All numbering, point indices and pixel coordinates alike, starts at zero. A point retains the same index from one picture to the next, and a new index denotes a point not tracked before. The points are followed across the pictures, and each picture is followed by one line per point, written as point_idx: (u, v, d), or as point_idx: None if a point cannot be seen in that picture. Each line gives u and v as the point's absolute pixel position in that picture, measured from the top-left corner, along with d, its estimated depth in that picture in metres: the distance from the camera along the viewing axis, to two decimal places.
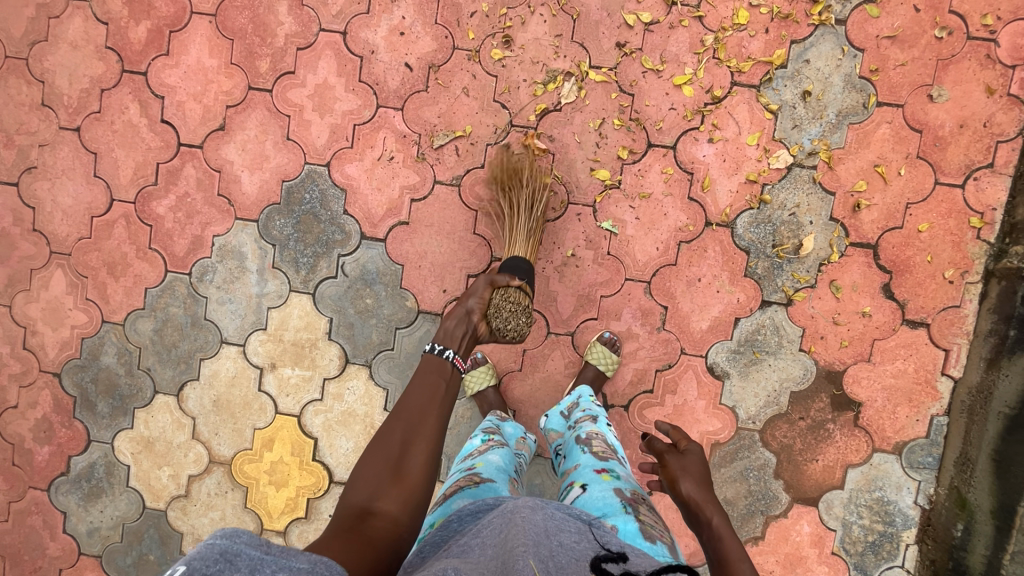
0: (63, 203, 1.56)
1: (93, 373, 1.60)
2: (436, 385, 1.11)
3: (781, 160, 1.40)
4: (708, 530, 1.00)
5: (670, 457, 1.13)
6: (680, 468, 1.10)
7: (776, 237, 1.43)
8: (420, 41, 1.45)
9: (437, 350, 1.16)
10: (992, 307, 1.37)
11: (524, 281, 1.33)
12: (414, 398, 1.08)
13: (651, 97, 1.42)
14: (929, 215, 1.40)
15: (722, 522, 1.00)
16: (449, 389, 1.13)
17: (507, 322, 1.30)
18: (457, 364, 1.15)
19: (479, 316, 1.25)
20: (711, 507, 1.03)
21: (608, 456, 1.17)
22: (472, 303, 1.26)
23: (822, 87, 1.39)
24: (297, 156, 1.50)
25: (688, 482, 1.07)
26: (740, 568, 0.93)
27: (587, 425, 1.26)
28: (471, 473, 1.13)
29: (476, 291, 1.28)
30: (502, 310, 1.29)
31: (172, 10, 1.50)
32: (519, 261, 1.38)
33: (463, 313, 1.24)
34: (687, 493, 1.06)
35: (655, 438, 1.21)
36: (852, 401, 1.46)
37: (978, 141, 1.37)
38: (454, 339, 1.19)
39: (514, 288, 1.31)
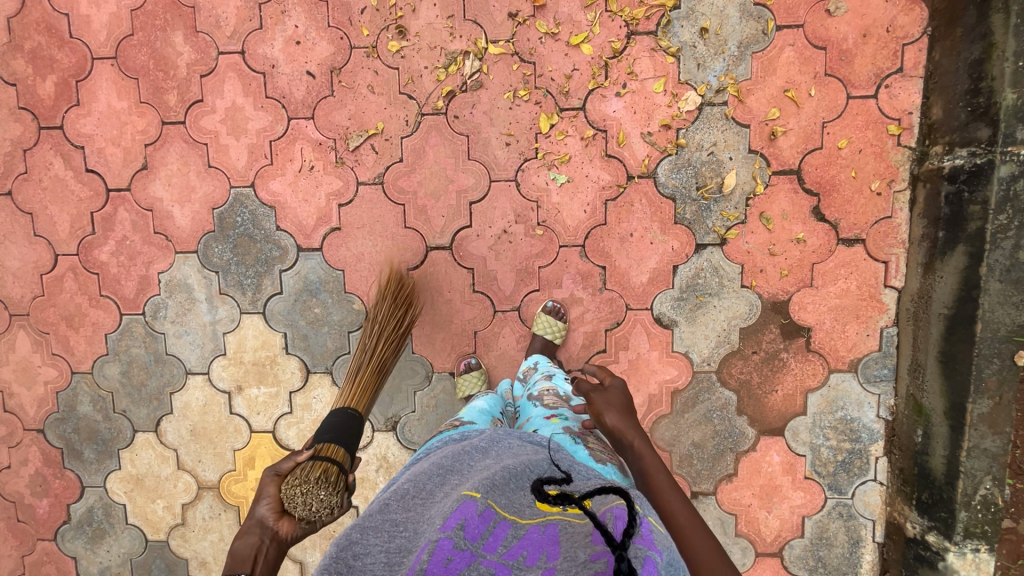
0: (12, 267, 1.61)
1: (74, 423, 1.66)
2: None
3: (690, 102, 1.39)
4: (632, 453, 1.02)
5: (594, 396, 1.10)
6: (604, 402, 1.09)
7: (699, 179, 1.43)
8: (317, 47, 1.46)
9: None
10: (922, 211, 1.36)
11: (317, 445, 1.13)
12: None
13: (551, 61, 1.42)
14: (846, 131, 1.39)
15: (642, 443, 1.02)
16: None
17: (309, 504, 1.05)
18: None
19: (273, 519, 1.05)
20: (632, 431, 1.04)
21: (557, 404, 1.19)
22: (261, 507, 1.06)
23: (718, 21, 1.37)
24: (222, 182, 1.52)
25: (612, 414, 1.07)
26: (656, 478, 0.97)
27: (540, 383, 1.28)
28: (455, 419, 1.19)
29: (261, 493, 1.07)
30: (296, 497, 1.05)
31: (74, 59, 1.51)
32: (337, 419, 1.20)
33: (253, 522, 1.05)
34: (611, 424, 1.06)
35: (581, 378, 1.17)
36: (801, 327, 1.47)
37: (884, 48, 1.35)
38: (244, 559, 1.01)
39: (305, 460, 1.10)
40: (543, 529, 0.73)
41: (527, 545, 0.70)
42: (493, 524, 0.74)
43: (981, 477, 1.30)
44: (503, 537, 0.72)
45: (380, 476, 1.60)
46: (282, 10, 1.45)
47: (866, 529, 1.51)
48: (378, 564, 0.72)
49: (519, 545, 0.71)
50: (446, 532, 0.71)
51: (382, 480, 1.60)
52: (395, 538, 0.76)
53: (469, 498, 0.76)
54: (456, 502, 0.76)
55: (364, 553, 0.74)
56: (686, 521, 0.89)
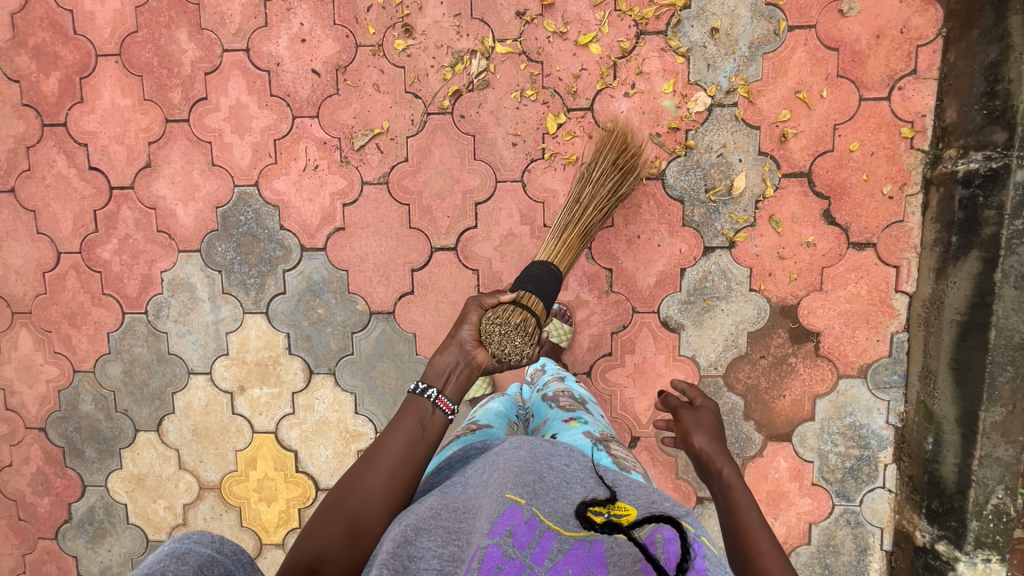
0: (14, 265, 1.60)
1: (75, 422, 1.65)
2: (409, 425, 0.97)
3: (700, 103, 1.37)
4: (718, 480, 1.03)
5: (684, 413, 1.19)
6: (694, 422, 1.16)
7: (708, 181, 1.41)
8: (322, 45, 1.44)
9: (420, 390, 1.00)
10: (934, 215, 1.34)
11: (518, 294, 1.15)
12: (385, 444, 0.94)
13: (559, 60, 1.40)
14: (858, 133, 1.37)
15: (732, 471, 1.03)
16: (428, 437, 0.97)
17: (504, 345, 1.07)
18: (443, 409, 0.99)
19: (472, 346, 1.08)
20: (721, 459, 1.06)
21: (574, 407, 1.17)
22: (462, 332, 1.09)
23: (729, 21, 1.35)
24: (225, 181, 1.51)
25: (700, 435, 1.13)
26: (746, 513, 0.94)
27: (555, 385, 1.28)
28: (471, 422, 1.16)
29: (465, 317, 1.09)
30: (495, 333, 1.07)
31: (78, 56, 1.50)
32: (535, 271, 1.22)
33: (454, 343, 1.08)
34: (699, 445, 1.11)
35: (671, 396, 1.26)
36: (811, 332, 1.45)
37: (897, 50, 1.33)
38: (440, 374, 1.03)
39: (508, 302, 1.11)
40: (590, 545, 0.74)
41: (574, 561, 0.72)
42: (539, 534, 0.74)
43: (993, 487, 1.28)
44: (549, 548, 0.73)
45: None
46: (288, 8, 1.44)
47: (873, 537, 1.49)
48: (428, 570, 0.71)
49: (566, 560, 0.72)
50: (494, 538, 0.71)
51: None
52: (443, 542, 0.74)
53: (514, 503, 0.76)
54: (501, 507, 0.76)
55: (419, 556, 0.72)
56: (772, 560, 0.85)
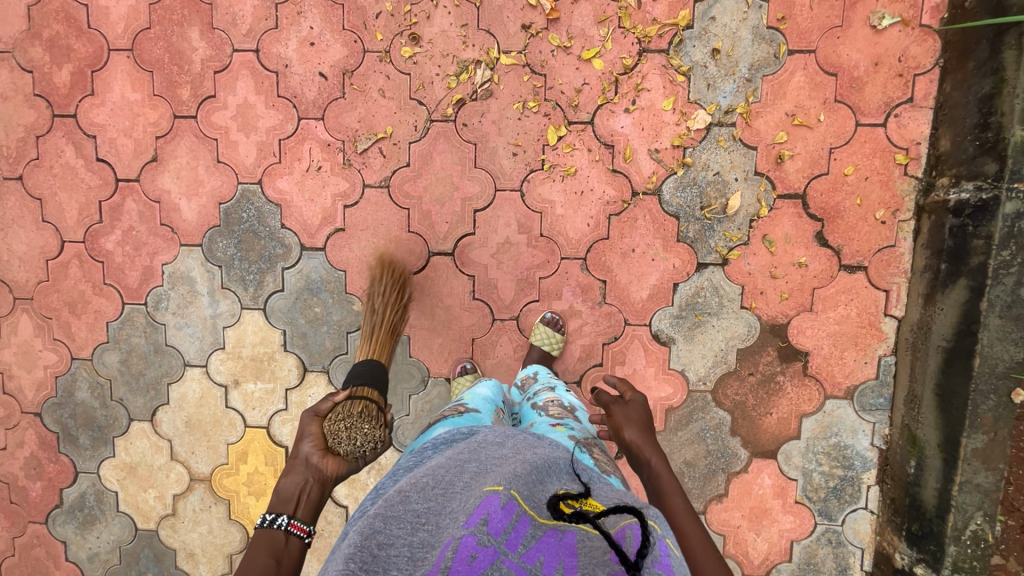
0: (18, 251, 1.63)
1: (71, 409, 1.67)
2: (262, 563, 0.98)
3: (699, 121, 1.39)
4: (648, 471, 1.06)
5: (615, 408, 1.17)
6: (625, 417, 1.15)
7: (703, 198, 1.43)
8: (330, 49, 1.47)
9: (267, 521, 1.03)
10: (925, 242, 1.36)
11: (354, 389, 1.24)
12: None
13: (562, 74, 1.42)
14: (854, 158, 1.39)
15: (660, 461, 1.06)
16: (284, 569, 1.00)
17: (351, 436, 1.15)
18: (294, 531, 1.03)
19: (319, 456, 1.13)
20: (649, 448, 1.08)
21: (563, 414, 1.18)
22: (305, 447, 1.13)
23: (731, 42, 1.37)
24: (230, 178, 1.53)
25: (630, 429, 1.13)
26: (673, 499, 0.99)
27: (544, 393, 1.29)
28: (459, 404, 1.19)
29: (305, 431, 1.15)
30: (339, 431, 1.14)
31: (91, 49, 1.53)
32: (362, 368, 1.29)
33: (300, 459, 1.12)
34: (629, 439, 1.12)
35: (603, 391, 1.25)
36: (799, 351, 1.47)
37: (895, 78, 1.35)
38: (288, 499, 1.07)
39: (343, 400, 1.21)
40: (562, 535, 0.73)
41: (545, 548, 0.71)
42: (515, 518, 0.73)
43: (973, 513, 1.29)
44: (524, 534, 0.72)
45: (371, 477, 1.61)
46: (298, 11, 1.46)
47: (854, 557, 1.51)
48: (400, 558, 0.73)
49: (537, 546, 0.71)
50: (470, 528, 0.71)
51: (373, 481, 1.61)
52: (416, 530, 0.77)
53: (491, 492, 0.76)
54: (478, 498, 0.76)
55: (389, 544, 0.75)
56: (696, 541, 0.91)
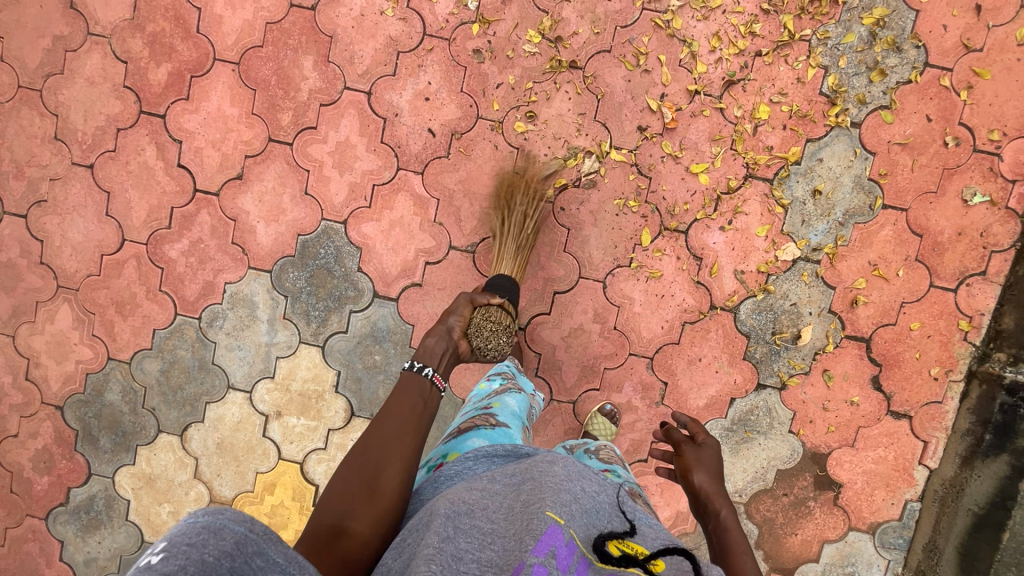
0: (72, 240, 1.55)
1: (97, 409, 1.60)
2: (410, 406, 1.05)
3: (788, 253, 1.44)
4: (715, 521, 1.04)
5: (685, 448, 1.18)
6: (696, 459, 1.15)
7: (776, 324, 1.48)
8: (444, 108, 1.46)
9: (415, 368, 1.13)
10: (971, 406, 1.45)
11: (505, 300, 1.33)
12: (387, 415, 1.02)
13: (667, 180, 1.45)
14: (921, 315, 1.46)
15: (730, 514, 1.04)
16: (429, 409, 1.08)
17: (489, 342, 1.28)
18: (435, 383, 1.12)
19: (458, 334, 1.26)
20: (720, 500, 1.06)
21: (611, 460, 1.14)
22: (452, 320, 1.27)
23: (832, 185, 1.43)
24: (314, 212, 1.50)
25: (701, 474, 1.12)
26: (741, 560, 0.96)
27: (595, 441, 1.24)
28: (487, 413, 1.16)
29: (457, 309, 1.29)
30: (483, 329, 1.27)
31: (194, 54, 1.48)
32: (502, 279, 1.38)
33: (443, 330, 1.25)
34: (698, 484, 1.10)
35: (673, 428, 1.25)
36: (834, 482, 1.53)
37: (973, 250, 1.43)
38: (434, 358, 1.17)
39: (496, 305, 1.30)
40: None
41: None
42: (575, 560, 0.69)
43: None
44: None
45: None
46: (419, 64, 1.45)
47: None
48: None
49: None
50: (540, 557, 0.65)
51: None
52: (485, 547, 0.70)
53: (555, 521, 0.71)
54: (540, 523, 0.70)
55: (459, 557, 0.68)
56: None
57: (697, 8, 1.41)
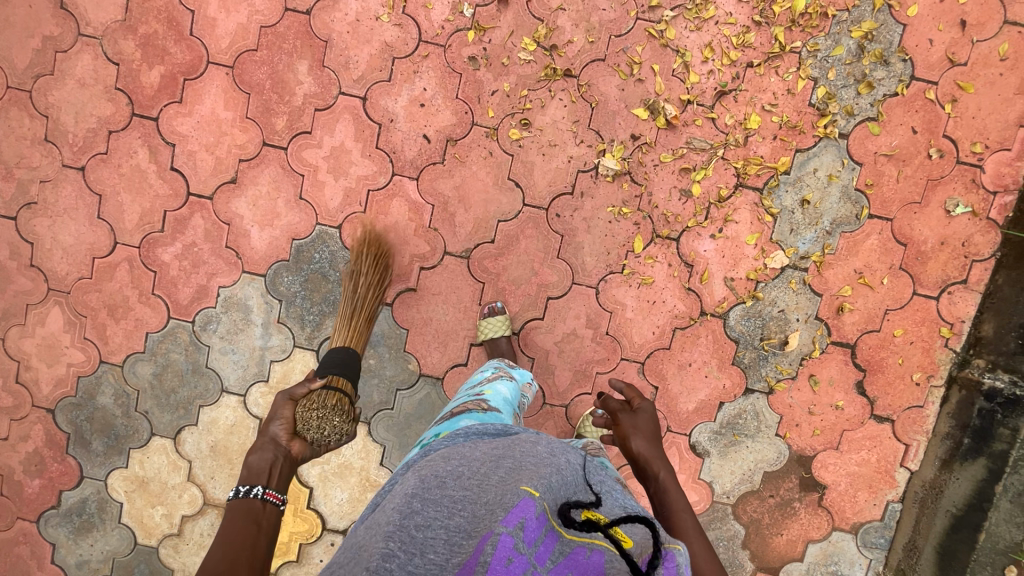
0: (63, 242, 1.54)
1: (89, 412, 1.60)
2: (247, 529, 0.97)
3: (777, 261, 1.47)
4: (655, 484, 1.10)
5: (623, 416, 1.23)
6: (633, 425, 1.20)
7: (764, 331, 1.51)
8: (440, 114, 1.47)
9: (241, 492, 1.02)
10: (951, 411, 1.49)
11: (330, 377, 1.25)
12: (217, 547, 0.91)
13: (660, 188, 1.47)
14: (904, 322, 1.50)
15: (668, 476, 1.09)
16: (265, 530, 0.99)
17: (323, 428, 1.16)
18: (270, 498, 1.03)
19: (287, 437, 1.14)
20: (658, 462, 1.12)
21: (598, 453, 1.12)
22: (275, 426, 1.14)
23: (820, 195, 1.46)
24: (309, 217, 1.51)
25: (639, 440, 1.17)
26: (681, 516, 1.02)
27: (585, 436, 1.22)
28: (479, 399, 1.17)
29: (275, 414, 1.16)
30: (311, 420, 1.16)
31: (188, 57, 1.47)
32: (339, 355, 1.31)
33: (266, 440, 1.12)
34: (637, 449, 1.16)
35: (610, 399, 1.31)
36: (818, 484, 1.57)
37: (955, 259, 1.47)
38: (260, 472, 1.06)
39: (318, 389, 1.21)
40: (591, 552, 0.72)
41: (574, 565, 0.70)
42: (545, 533, 0.71)
43: None
44: (552, 550, 0.70)
45: None
46: (414, 70, 1.46)
47: None
48: (438, 542, 0.71)
49: (567, 563, 0.69)
50: (509, 528, 0.68)
51: None
52: (455, 515, 0.74)
53: (528, 496, 0.73)
54: (515, 496, 0.73)
55: (428, 526, 0.73)
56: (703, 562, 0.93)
57: (690, 19, 1.42)
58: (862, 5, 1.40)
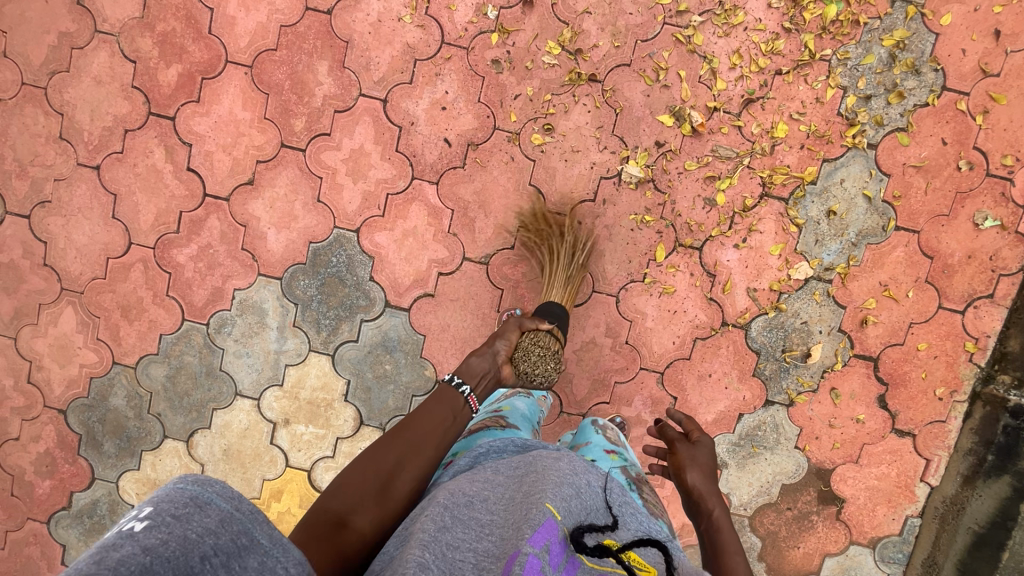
0: (77, 242, 1.52)
1: (101, 413, 1.58)
2: (445, 415, 1.08)
3: (801, 272, 1.45)
4: (707, 521, 1.04)
5: (680, 445, 1.18)
6: (690, 457, 1.14)
7: (786, 342, 1.49)
8: (461, 117, 1.44)
9: (454, 382, 1.13)
10: (974, 427, 1.47)
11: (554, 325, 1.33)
12: (419, 421, 1.04)
13: (683, 197, 1.45)
14: (928, 335, 1.48)
15: (722, 514, 1.04)
16: (456, 425, 1.09)
17: (538, 365, 1.27)
18: (469, 403, 1.12)
19: (503, 358, 1.24)
20: (713, 500, 1.06)
21: (618, 442, 1.19)
22: (499, 345, 1.25)
23: (846, 206, 1.43)
24: (326, 220, 1.48)
25: (694, 473, 1.11)
26: (733, 560, 0.95)
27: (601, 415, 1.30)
28: (497, 415, 1.16)
29: (504, 333, 1.26)
30: (532, 352, 1.27)
31: (206, 56, 1.45)
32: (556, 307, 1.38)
33: (489, 351, 1.23)
34: (691, 482, 1.10)
35: (667, 426, 1.25)
36: (837, 497, 1.55)
37: (982, 273, 1.45)
38: (474, 376, 1.18)
39: (546, 331, 1.30)
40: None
41: None
42: (566, 559, 0.72)
43: None
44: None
45: None
46: (436, 72, 1.43)
47: None
48: (468, 563, 0.68)
49: None
50: (535, 548, 0.66)
51: None
52: (482, 536, 0.72)
53: (552, 517, 0.73)
54: (541, 515, 0.73)
55: (454, 544, 0.70)
56: None
57: (718, 25, 1.40)
58: (895, 13, 1.37)
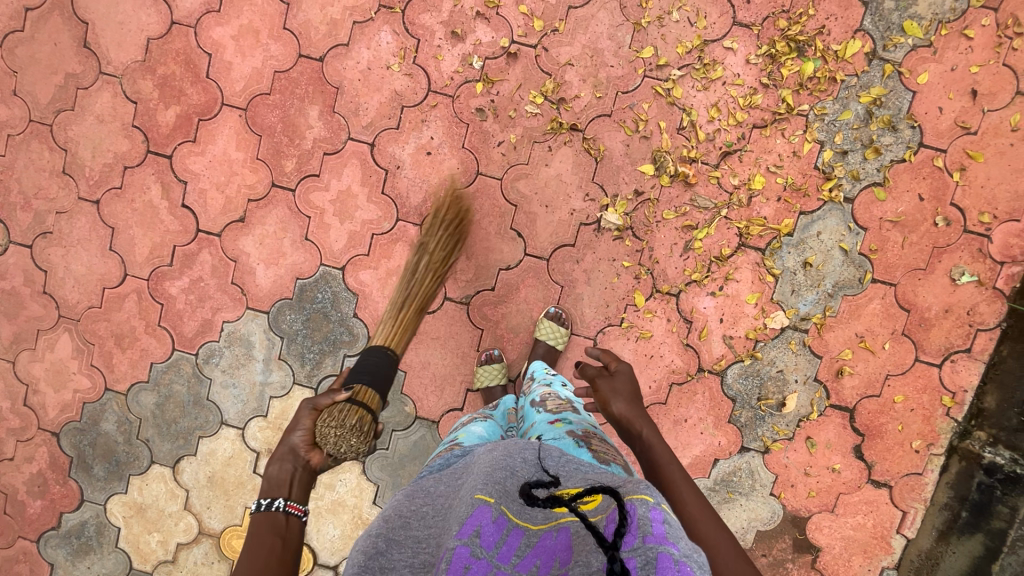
0: (75, 272, 1.58)
1: (92, 437, 1.63)
2: (271, 545, 0.89)
3: (777, 322, 1.47)
4: (640, 443, 1.02)
5: (600, 382, 1.17)
6: (610, 390, 1.14)
7: (762, 390, 1.50)
8: (446, 162, 1.49)
9: (263, 505, 0.93)
10: (950, 481, 1.47)
11: (355, 389, 1.11)
12: (244, 564, 0.84)
13: (661, 243, 1.47)
14: (905, 388, 1.48)
15: (651, 432, 1.02)
16: (292, 545, 0.91)
17: (340, 447, 1.04)
18: (293, 511, 0.94)
19: (305, 450, 1.03)
20: (640, 421, 1.05)
21: (561, 408, 1.11)
22: (295, 436, 1.03)
23: (823, 258, 1.45)
24: (314, 258, 1.53)
25: (618, 402, 1.10)
26: (667, 468, 0.95)
27: (541, 390, 1.22)
28: (453, 444, 1.05)
29: (297, 422, 1.04)
30: (330, 436, 1.03)
31: (203, 98, 1.51)
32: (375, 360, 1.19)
33: (284, 451, 1.01)
34: (618, 412, 1.09)
35: (587, 366, 1.25)
36: (812, 546, 1.53)
37: (959, 327, 1.45)
38: (282, 483, 0.97)
39: (342, 402, 1.08)
40: (558, 532, 0.71)
41: (542, 552, 0.69)
42: (507, 532, 0.70)
43: None
44: (517, 545, 0.70)
45: None
46: (423, 119, 1.48)
47: None
48: None
49: (534, 553, 0.69)
50: (462, 540, 0.67)
51: None
52: (416, 551, 0.73)
53: (483, 502, 0.71)
54: (468, 508, 0.71)
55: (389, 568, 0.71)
56: (694, 507, 0.87)
57: (697, 79, 1.43)
58: (871, 71, 1.40)
